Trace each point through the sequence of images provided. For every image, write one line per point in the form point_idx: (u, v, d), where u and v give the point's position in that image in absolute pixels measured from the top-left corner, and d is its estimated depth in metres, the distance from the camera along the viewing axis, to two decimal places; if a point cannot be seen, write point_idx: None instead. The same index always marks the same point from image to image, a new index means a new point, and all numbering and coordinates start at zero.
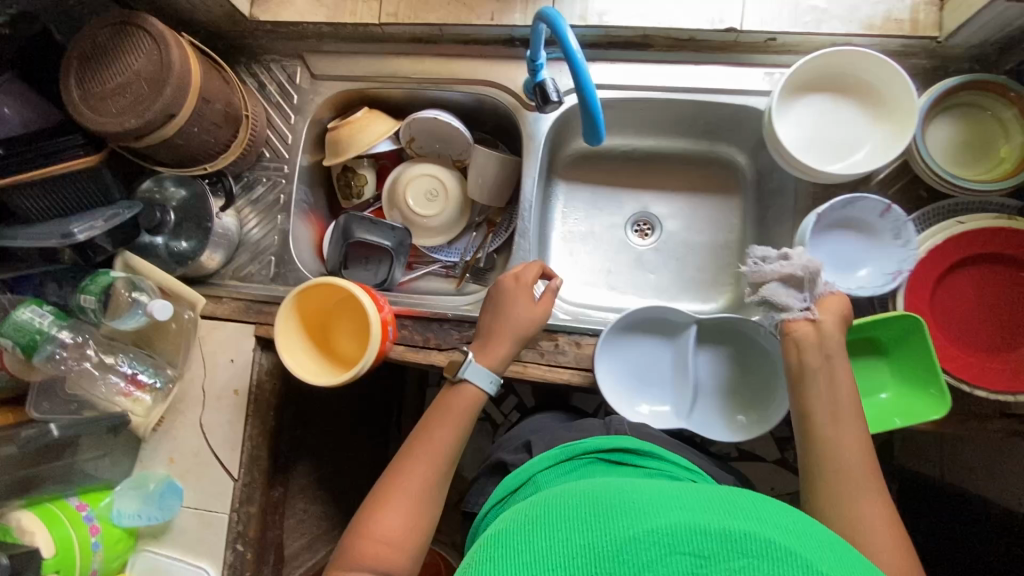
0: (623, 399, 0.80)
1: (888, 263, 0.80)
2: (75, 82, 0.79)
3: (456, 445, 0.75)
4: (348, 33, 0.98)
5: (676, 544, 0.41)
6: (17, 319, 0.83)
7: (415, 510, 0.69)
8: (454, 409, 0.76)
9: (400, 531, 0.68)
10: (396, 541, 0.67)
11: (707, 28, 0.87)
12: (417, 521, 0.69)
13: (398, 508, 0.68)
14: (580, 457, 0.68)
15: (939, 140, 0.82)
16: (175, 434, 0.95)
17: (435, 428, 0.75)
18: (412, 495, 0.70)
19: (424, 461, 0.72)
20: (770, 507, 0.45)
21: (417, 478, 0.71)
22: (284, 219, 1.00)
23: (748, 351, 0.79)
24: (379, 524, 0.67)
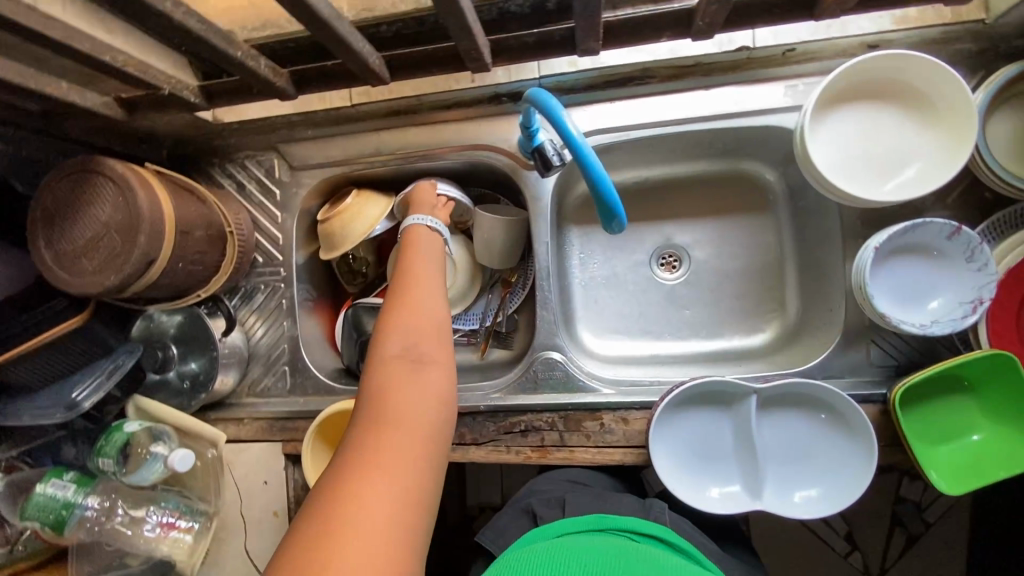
0: (690, 487, 0.72)
1: (963, 290, 0.70)
2: (45, 243, 0.73)
3: (435, 257, 0.72)
4: (321, 117, 0.91)
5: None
6: (40, 499, 0.79)
7: (422, 299, 0.62)
8: (422, 240, 0.75)
9: (413, 310, 0.60)
10: (416, 329, 0.59)
11: (715, 51, 0.77)
12: (429, 314, 0.61)
13: (407, 304, 0.61)
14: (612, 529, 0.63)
15: (1002, 137, 0.72)
16: (223, 567, 0.91)
17: (414, 253, 0.71)
18: (415, 289, 0.63)
19: (413, 269, 0.68)
20: None
21: (412, 278, 0.66)
22: (290, 324, 0.95)
23: (816, 412, 0.72)
24: (392, 318, 0.60)
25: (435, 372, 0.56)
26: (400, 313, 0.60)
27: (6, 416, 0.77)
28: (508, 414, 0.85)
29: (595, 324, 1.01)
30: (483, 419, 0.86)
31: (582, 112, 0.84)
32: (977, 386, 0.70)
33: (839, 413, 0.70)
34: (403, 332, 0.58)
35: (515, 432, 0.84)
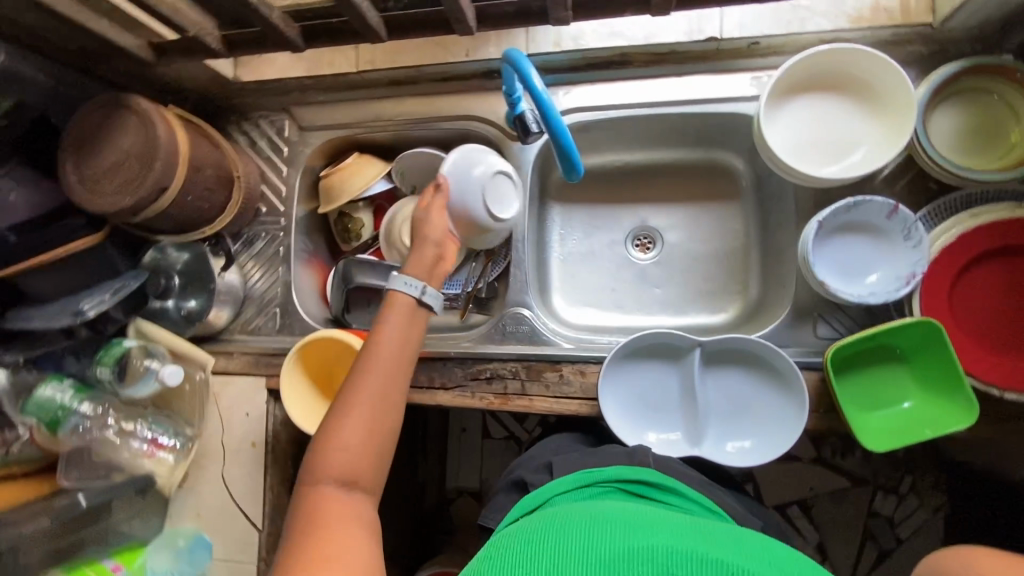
0: (631, 429, 0.78)
1: (899, 266, 0.76)
2: (72, 167, 0.83)
3: (406, 347, 0.73)
4: (331, 83, 1.00)
5: (670, 564, 0.46)
6: (40, 397, 0.88)
7: (371, 417, 0.68)
8: (400, 314, 0.74)
9: (358, 433, 0.66)
10: (358, 457, 0.66)
11: (685, 40, 0.85)
12: (375, 439, 0.67)
13: (355, 421, 0.67)
14: (599, 484, 0.65)
15: (944, 131, 0.77)
16: (199, 490, 0.98)
17: (384, 338, 0.72)
18: (372, 377, 0.70)
19: (376, 371, 0.70)
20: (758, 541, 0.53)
21: (370, 387, 0.69)
22: (285, 270, 1.02)
23: (756, 370, 0.77)
24: (338, 439, 0.66)
25: (361, 508, 0.64)
26: (350, 410, 0.67)
27: (22, 320, 0.86)
28: (475, 361, 0.91)
29: (570, 294, 1.06)
30: (452, 365, 0.92)
31: (565, 93, 0.92)
32: (909, 355, 0.75)
33: (777, 371, 0.75)
34: (348, 440, 0.66)
35: (481, 380, 0.90)
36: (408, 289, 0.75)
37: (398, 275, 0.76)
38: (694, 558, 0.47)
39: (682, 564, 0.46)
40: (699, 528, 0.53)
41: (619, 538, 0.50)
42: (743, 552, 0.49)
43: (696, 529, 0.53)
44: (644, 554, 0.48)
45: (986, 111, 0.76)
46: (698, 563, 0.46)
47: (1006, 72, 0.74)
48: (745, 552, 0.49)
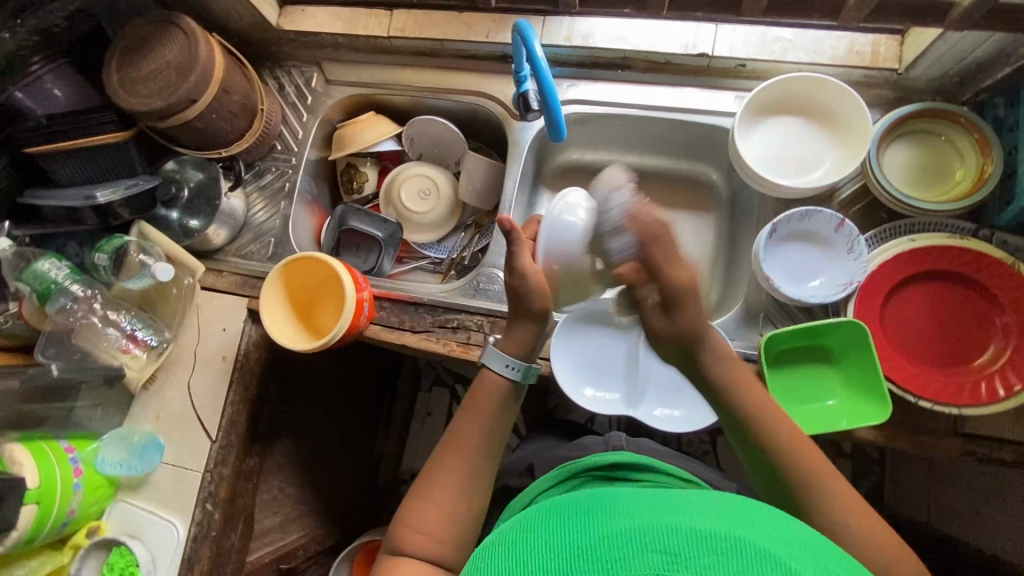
0: (573, 381, 0.82)
1: (841, 275, 0.83)
2: (116, 67, 0.92)
3: (491, 433, 0.73)
4: (361, 45, 1.10)
5: (649, 543, 0.46)
6: (37, 269, 0.93)
7: (454, 500, 0.68)
8: (487, 397, 0.74)
9: (443, 512, 0.67)
10: (440, 535, 0.66)
11: (681, 52, 0.94)
12: (456, 518, 0.67)
13: (440, 499, 0.67)
14: (578, 476, 0.75)
15: (896, 165, 0.85)
16: (163, 394, 1.02)
17: (470, 421, 0.72)
18: (459, 454, 0.71)
19: (461, 453, 0.71)
20: (750, 512, 0.50)
21: (455, 470, 0.70)
22: (286, 205, 1.09)
23: None
24: (422, 515, 0.66)
25: None
26: (433, 489, 0.68)
27: (38, 198, 0.93)
28: (445, 311, 0.97)
29: None
30: (423, 311, 0.98)
31: (569, 86, 1.01)
32: (839, 357, 0.81)
33: None
34: (430, 520, 0.66)
35: (447, 328, 0.96)
36: (509, 372, 0.75)
37: (491, 349, 0.76)
38: (668, 531, 0.46)
39: (659, 539, 0.46)
40: (674, 500, 0.52)
41: (595, 524, 0.49)
42: (712, 514, 0.49)
43: (670, 499, 0.52)
44: (624, 539, 0.47)
45: (934, 151, 0.85)
46: (674, 537, 0.46)
47: (953, 118, 0.82)
48: (721, 517, 0.49)
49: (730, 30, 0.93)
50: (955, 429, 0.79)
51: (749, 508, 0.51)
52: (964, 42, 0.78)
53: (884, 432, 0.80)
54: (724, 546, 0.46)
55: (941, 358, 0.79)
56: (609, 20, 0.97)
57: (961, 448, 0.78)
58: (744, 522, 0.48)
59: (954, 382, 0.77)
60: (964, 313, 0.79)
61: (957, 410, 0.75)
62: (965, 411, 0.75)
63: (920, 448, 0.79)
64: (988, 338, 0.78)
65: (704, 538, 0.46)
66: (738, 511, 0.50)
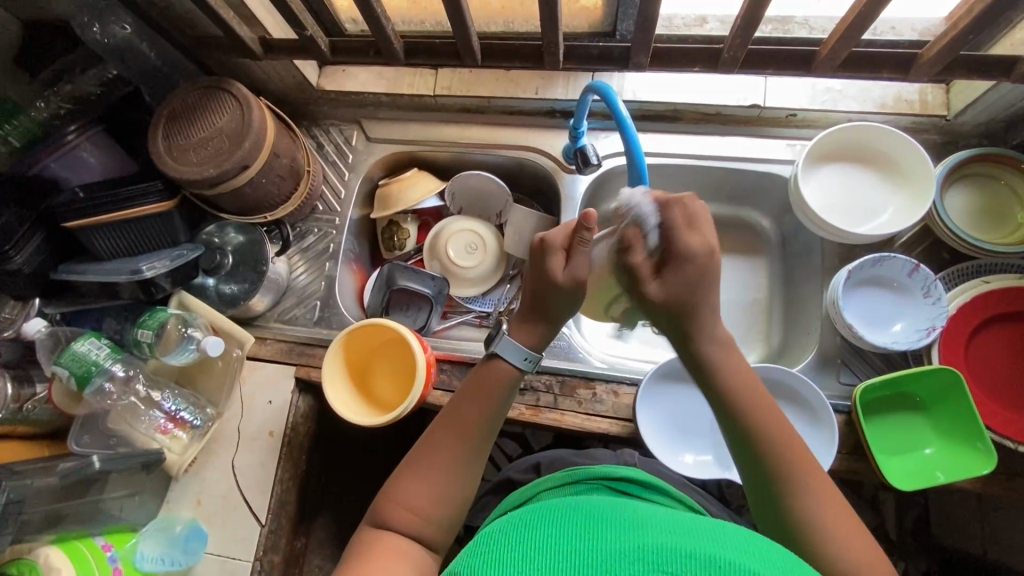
0: (670, 451, 0.85)
1: (920, 319, 0.83)
2: (162, 136, 0.88)
3: (488, 421, 0.67)
4: (403, 102, 1.09)
5: (660, 563, 0.44)
6: (77, 351, 0.86)
7: (442, 480, 0.64)
8: (488, 385, 0.69)
9: (435, 494, 0.63)
10: (428, 514, 0.62)
11: (734, 104, 0.95)
12: (445, 499, 0.63)
13: (428, 477, 0.63)
14: (586, 482, 0.67)
15: (957, 208, 0.87)
16: (205, 475, 0.94)
17: (468, 402, 0.67)
18: (455, 437, 0.66)
19: (457, 435, 0.66)
20: (762, 543, 0.47)
21: (448, 453, 0.65)
22: (331, 267, 1.05)
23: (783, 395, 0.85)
24: (410, 491, 0.63)
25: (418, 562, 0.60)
26: (422, 468, 0.64)
27: (75, 272, 0.89)
28: None
29: None
30: None
31: (605, 137, 1.01)
32: (928, 405, 0.80)
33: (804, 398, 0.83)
34: (416, 496, 0.62)
35: None
36: (523, 365, 0.69)
37: (510, 340, 0.69)
38: (682, 556, 0.44)
39: (671, 561, 0.44)
40: (691, 522, 0.49)
41: (605, 536, 0.47)
42: (735, 545, 0.46)
43: (688, 523, 0.50)
44: (635, 555, 0.45)
45: (994, 196, 0.87)
46: (689, 561, 0.43)
47: (1011, 163, 0.85)
48: (734, 544, 0.46)
49: (779, 82, 0.95)
50: None
51: (773, 548, 0.47)
52: (1016, 91, 0.81)
53: (983, 479, 0.77)
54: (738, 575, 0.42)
55: None
56: (656, 76, 0.98)
57: None
58: (754, 550, 0.46)
59: None
60: None
61: None
62: None
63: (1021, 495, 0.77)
64: None
65: (717, 565, 0.43)
66: (761, 547, 0.47)
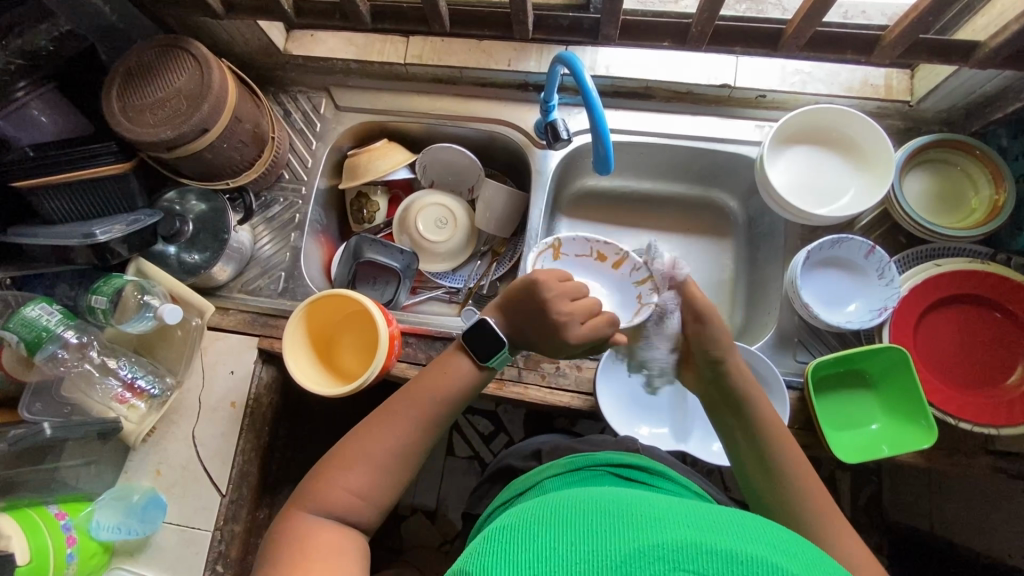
0: (628, 425, 0.87)
1: (874, 300, 0.86)
2: (117, 94, 0.85)
3: (444, 415, 0.68)
4: (374, 71, 1.07)
5: (681, 561, 0.43)
6: (25, 316, 0.84)
7: (391, 466, 0.64)
8: (448, 373, 0.69)
9: (377, 476, 0.63)
10: (367, 496, 0.63)
11: (705, 83, 0.95)
12: (384, 482, 0.64)
13: (377, 464, 0.64)
14: (588, 469, 0.68)
15: (914, 192, 0.89)
16: (165, 446, 0.93)
17: (424, 388, 0.68)
18: (405, 423, 0.66)
19: (406, 419, 0.66)
20: (771, 530, 0.48)
21: (395, 437, 0.65)
22: (297, 237, 1.03)
23: None
24: (353, 473, 0.63)
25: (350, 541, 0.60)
26: (364, 450, 0.64)
27: (26, 235, 0.86)
28: None
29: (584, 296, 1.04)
30: (452, 346, 0.94)
31: (577, 113, 1.01)
32: (877, 382, 0.83)
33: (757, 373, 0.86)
34: (354, 479, 0.62)
35: None
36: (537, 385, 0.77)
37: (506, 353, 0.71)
38: (703, 552, 0.43)
39: (692, 559, 0.43)
40: (702, 514, 0.49)
41: (619, 532, 0.47)
42: (749, 538, 0.46)
43: (704, 515, 0.49)
44: (654, 553, 0.44)
45: (950, 181, 0.89)
46: (710, 558, 0.43)
47: (969, 149, 0.87)
48: (749, 538, 0.46)
49: (750, 63, 0.95)
50: (987, 448, 0.80)
51: (783, 536, 0.48)
52: (975, 78, 0.83)
53: (923, 454, 0.81)
54: (759, 571, 0.43)
55: (972, 380, 0.82)
56: (631, 51, 0.97)
57: (994, 466, 0.80)
58: (770, 541, 0.46)
59: (988, 404, 0.79)
60: (989, 334, 0.83)
61: (994, 430, 0.77)
62: (1003, 431, 0.77)
63: (956, 468, 0.80)
64: (1013, 359, 0.81)
65: (739, 561, 0.43)
66: (775, 537, 0.48)
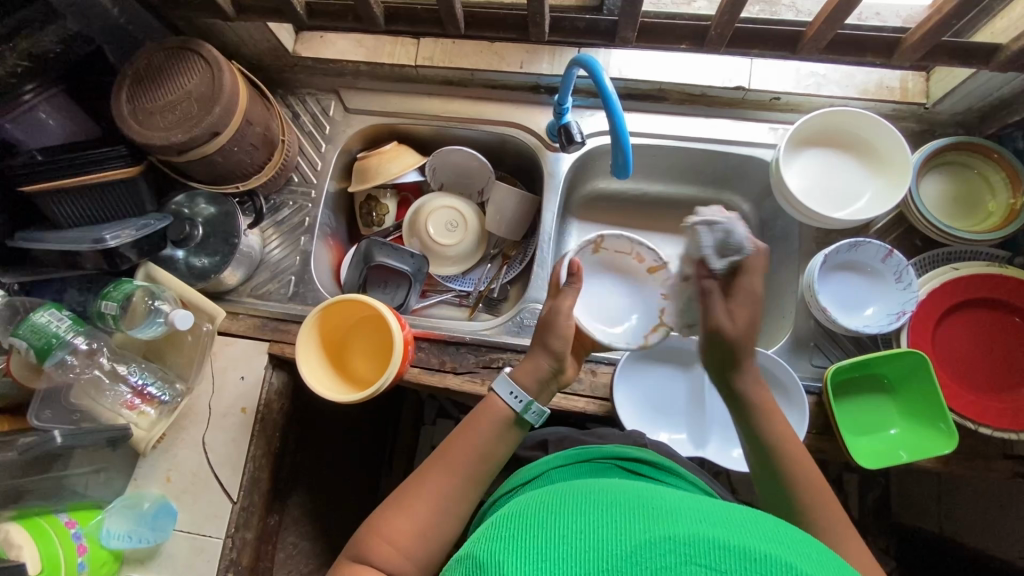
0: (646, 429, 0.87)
1: (892, 304, 0.85)
2: (126, 97, 0.84)
3: (486, 467, 0.68)
4: (384, 73, 1.06)
5: (694, 555, 0.41)
6: (35, 322, 0.83)
7: (433, 519, 0.64)
8: (489, 424, 0.70)
9: (420, 530, 0.63)
10: (409, 550, 0.62)
11: (719, 85, 0.94)
12: (428, 536, 0.63)
13: (421, 516, 0.64)
14: (597, 461, 0.68)
15: (931, 195, 0.89)
16: (175, 452, 0.92)
17: (465, 439, 0.69)
18: (447, 475, 0.67)
19: (448, 472, 0.67)
20: (787, 531, 0.46)
21: (438, 491, 0.65)
22: (307, 241, 1.02)
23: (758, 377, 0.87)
24: (396, 526, 0.63)
25: None
26: (408, 505, 0.64)
27: (34, 240, 0.85)
28: (489, 350, 0.93)
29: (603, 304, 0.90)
30: (465, 351, 0.93)
31: (590, 116, 1.00)
32: (895, 386, 0.83)
33: (777, 379, 0.85)
34: (396, 533, 0.62)
35: (491, 367, 0.92)
36: (511, 402, 0.70)
37: (502, 373, 0.71)
38: (717, 547, 0.42)
39: (703, 552, 0.41)
40: (716, 512, 0.48)
41: (630, 524, 0.45)
42: (763, 537, 0.44)
43: (721, 513, 0.48)
44: (664, 546, 0.42)
45: (967, 184, 0.88)
46: (723, 553, 0.41)
47: (986, 152, 0.86)
48: (765, 536, 0.44)
49: (764, 65, 0.95)
50: (1005, 452, 0.80)
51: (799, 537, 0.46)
52: (993, 81, 0.82)
53: (941, 459, 0.80)
54: (773, 569, 0.40)
55: (991, 384, 0.81)
56: (644, 53, 0.97)
57: (1013, 470, 0.79)
58: (786, 541, 0.44)
59: (1007, 409, 0.79)
60: (1007, 338, 0.82)
61: (1015, 435, 0.77)
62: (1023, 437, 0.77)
63: (974, 473, 0.80)
64: None
65: (752, 558, 0.41)
66: (795, 541, 0.45)
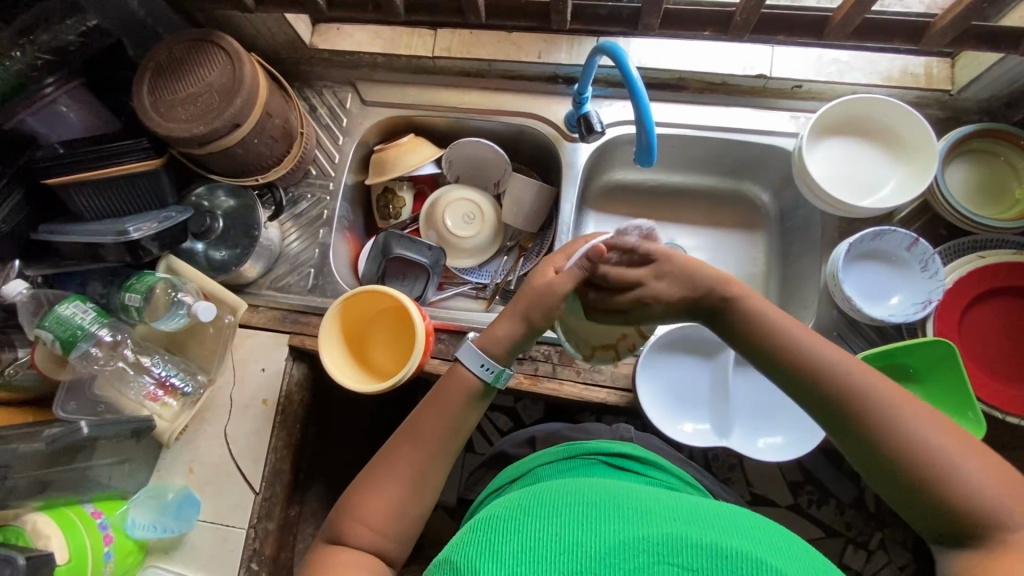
0: (669, 420, 0.86)
1: (918, 293, 0.84)
2: (147, 89, 0.84)
3: (452, 438, 0.68)
4: (401, 64, 1.05)
5: (665, 555, 0.43)
6: (61, 314, 0.83)
7: (406, 496, 0.64)
8: (453, 397, 0.68)
9: (392, 508, 0.63)
10: (384, 529, 0.62)
11: (740, 73, 0.93)
12: (403, 514, 0.63)
13: (392, 494, 0.63)
14: (580, 457, 0.67)
15: (956, 183, 0.88)
16: (198, 443, 0.92)
17: (429, 413, 0.67)
18: (415, 449, 0.66)
19: (416, 448, 0.66)
20: (761, 526, 0.47)
21: (408, 468, 0.65)
22: (325, 234, 1.02)
23: None
24: (369, 506, 0.63)
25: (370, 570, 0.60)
26: (377, 483, 0.64)
27: (58, 233, 0.86)
28: None
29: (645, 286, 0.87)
30: None
31: (608, 106, 1.00)
32: (923, 376, 0.80)
33: None
34: (369, 511, 0.62)
35: None
36: (481, 372, 0.68)
37: (469, 345, 0.69)
38: (688, 546, 0.43)
39: (673, 553, 0.43)
40: (687, 510, 0.48)
41: (608, 523, 0.46)
42: (739, 534, 0.45)
43: (696, 511, 0.48)
44: (635, 547, 0.43)
45: (992, 171, 0.87)
46: (695, 553, 0.42)
47: (1010, 139, 0.86)
48: (738, 533, 0.45)
49: (785, 53, 0.94)
50: None
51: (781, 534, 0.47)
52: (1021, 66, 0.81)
53: None
54: (744, 568, 0.41)
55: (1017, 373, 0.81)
56: (664, 41, 0.96)
57: None
58: (761, 536, 0.45)
59: None
60: None
61: None
62: None
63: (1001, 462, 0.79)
64: None
65: (725, 557, 0.42)
66: (769, 535, 0.46)
